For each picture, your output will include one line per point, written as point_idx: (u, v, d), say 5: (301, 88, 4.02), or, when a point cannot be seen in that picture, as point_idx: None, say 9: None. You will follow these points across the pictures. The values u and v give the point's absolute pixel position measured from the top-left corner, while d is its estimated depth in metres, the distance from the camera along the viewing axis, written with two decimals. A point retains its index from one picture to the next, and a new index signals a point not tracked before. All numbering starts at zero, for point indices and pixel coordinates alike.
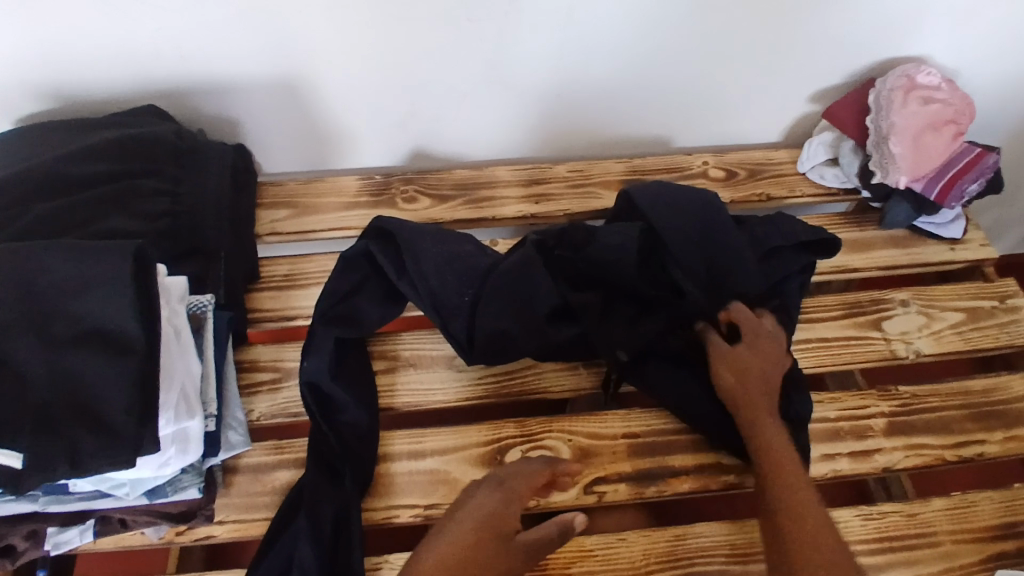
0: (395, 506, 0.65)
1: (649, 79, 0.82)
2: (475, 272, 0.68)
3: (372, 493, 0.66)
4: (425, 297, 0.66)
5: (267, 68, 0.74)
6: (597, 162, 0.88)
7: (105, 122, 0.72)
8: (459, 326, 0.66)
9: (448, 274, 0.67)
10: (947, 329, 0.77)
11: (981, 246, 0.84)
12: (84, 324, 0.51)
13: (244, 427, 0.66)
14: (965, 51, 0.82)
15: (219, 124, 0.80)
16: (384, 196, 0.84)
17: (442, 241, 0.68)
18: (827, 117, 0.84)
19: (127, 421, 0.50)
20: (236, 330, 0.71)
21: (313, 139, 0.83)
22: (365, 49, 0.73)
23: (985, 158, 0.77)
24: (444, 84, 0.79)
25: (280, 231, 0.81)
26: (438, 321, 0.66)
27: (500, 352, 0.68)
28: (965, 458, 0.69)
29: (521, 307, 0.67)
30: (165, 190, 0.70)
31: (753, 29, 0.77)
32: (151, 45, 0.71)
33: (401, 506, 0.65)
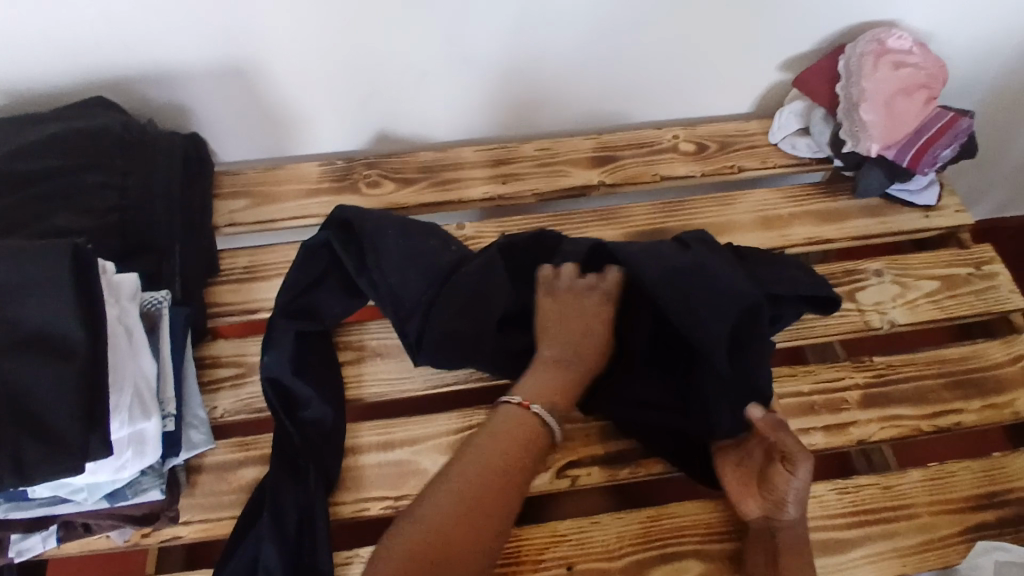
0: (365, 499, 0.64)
1: (612, 52, 0.79)
2: (437, 271, 0.66)
3: (341, 487, 0.64)
4: (384, 295, 0.65)
5: (215, 54, 0.72)
6: (564, 139, 0.86)
7: (47, 117, 0.70)
8: (414, 326, 0.65)
9: (414, 272, 0.65)
10: (922, 298, 0.76)
11: (957, 212, 0.82)
12: (22, 330, 0.49)
13: (207, 425, 0.64)
14: (935, 12, 0.80)
15: (170, 114, 0.78)
16: (347, 182, 0.81)
17: (410, 237, 0.66)
18: (798, 85, 0.82)
19: (73, 425, 0.48)
20: (196, 326, 0.69)
21: (270, 126, 0.81)
22: (315, 31, 0.71)
23: (958, 122, 0.75)
24: (401, 65, 0.76)
25: (239, 221, 0.78)
26: (394, 320, 0.64)
27: (449, 354, 0.65)
28: (942, 428, 0.68)
29: (476, 311, 0.65)
30: (113, 184, 0.67)
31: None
32: (90, 34, 0.68)
33: (371, 499, 0.64)
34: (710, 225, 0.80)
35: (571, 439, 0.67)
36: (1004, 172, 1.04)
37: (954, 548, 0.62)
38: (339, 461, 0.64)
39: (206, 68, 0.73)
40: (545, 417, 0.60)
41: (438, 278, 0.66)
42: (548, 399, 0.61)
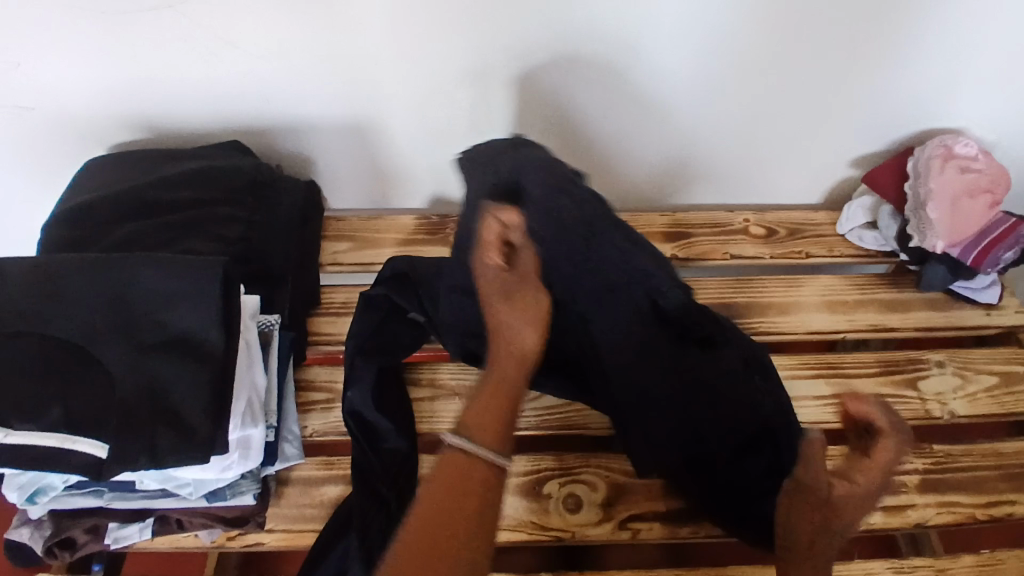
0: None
1: (693, 138, 0.87)
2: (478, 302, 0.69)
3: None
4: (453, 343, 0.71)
5: (342, 112, 0.81)
6: (640, 214, 0.93)
7: (190, 154, 0.79)
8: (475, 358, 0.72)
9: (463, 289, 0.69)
10: (982, 392, 0.78)
11: (1018, 313, 0.85)
12: (170, 331, 0.56)
13: (299, 441, 0.70)
14: (1001, 125, 0.86)
15: (293, 161, 0.87)
16: (439, 234, 0.89)
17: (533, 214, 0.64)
18: (866, 181, 0.87)
19: (204, 420, 0.55)
20: (297, 351, 0.76)
21: (377, 178, 0.89)
22: (430, 98, 0.80)
23: (1019, 227, 0.79)
24: (500, 134, 0.85)
25: (341, 262, 0.86)
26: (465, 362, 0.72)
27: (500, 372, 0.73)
28: (998, 519, 0.69)
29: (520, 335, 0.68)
30: (242, 217, 0.75)
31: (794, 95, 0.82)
32: (237, 87, 0.78)
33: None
34: (776, 304, 0.85)
35: (634, 493, 0.70)
36: None
37: None
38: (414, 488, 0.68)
39: (331, 124, 0.82)
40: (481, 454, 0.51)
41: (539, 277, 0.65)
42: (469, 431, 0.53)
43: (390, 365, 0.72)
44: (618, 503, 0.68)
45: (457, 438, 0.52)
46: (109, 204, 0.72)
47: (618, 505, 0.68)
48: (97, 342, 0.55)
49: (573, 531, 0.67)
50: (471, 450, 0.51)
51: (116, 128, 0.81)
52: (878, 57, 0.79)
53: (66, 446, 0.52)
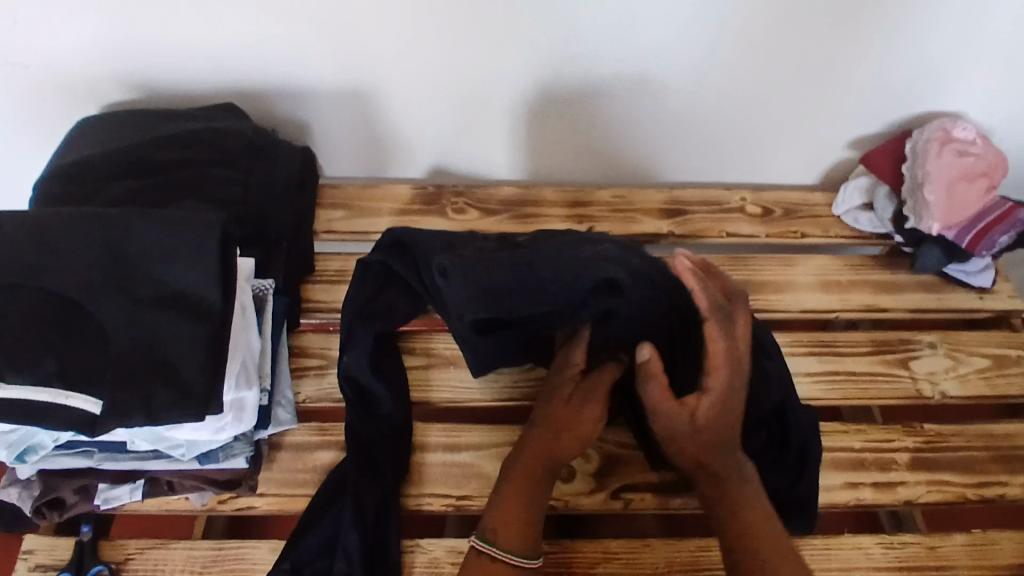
0: (428, 495, 0.68)
1: (695, 114, 0.86)
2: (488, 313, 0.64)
3: (409, 481, 0.68)
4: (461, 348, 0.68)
5: (341, 78, 0.80)
6: (638, 190, 0.92)
7: (185, 114, 0.77)
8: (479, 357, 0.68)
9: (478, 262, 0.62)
10: (973, 373, 0.79)
11: (1010, 298, 0.86)
12: (166, 288, 0.56)
13: (293, 406, 0.69)
14: (1001, 110, 0.86)
15: (288, 125, 0.86)
16: (435, 205, 0.88)
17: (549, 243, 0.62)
18: (863, 163, 0.87)
19: (201, 376, 0.54)
20: (290, 316, 0.75)
21: (374, 146, 0.88)
22: (431, 66, 0.79)
23: (1016, 211, 0.79)
24: (500, 105, 0.84)
25: (335, 230, 0.85)
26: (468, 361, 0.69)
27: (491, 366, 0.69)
28: (986, 498, 0.70)
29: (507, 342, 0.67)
30: (237, 180, 0.74)
31: (797, 74, 0.82)
32: (234, 48, 0.76)
33: (432, 495, 0.68)
34: (771, 282, 0.85)
35: (627, 463, 0.70)
36: None
37: None
38: (406, 456, 0.69)
39: (328, 88, 0.81)
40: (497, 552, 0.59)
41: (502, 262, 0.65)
42: (494, 523, 0.61)
43: (387, 332, 0.71)
44: (610, 474, 0.69)
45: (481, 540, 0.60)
46: (103, 161, 0.71)
47: (611, 475, 0.68)
48: (89, 299, 0.54)
49: (566, 500, 0.67)
50: (501, 558, 0.59)
51: (106, 86, 0.79)
52: (882, 38, 0.79)
53: (58, 401, 0.51)
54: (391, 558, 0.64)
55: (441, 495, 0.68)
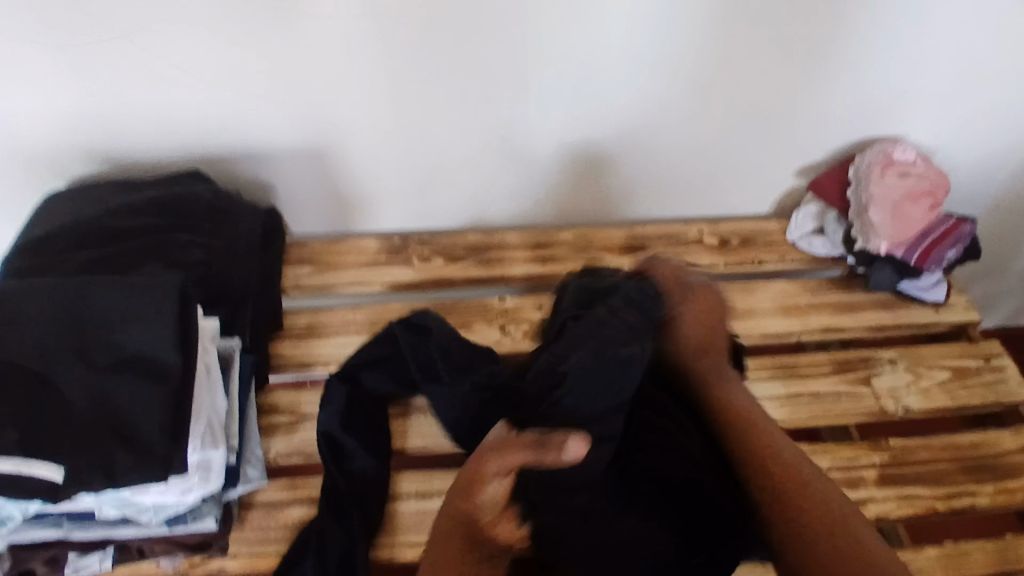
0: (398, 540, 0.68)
1: (648, 150, 0.89)
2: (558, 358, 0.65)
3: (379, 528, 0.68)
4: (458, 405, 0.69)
5: (303, 139, 0.83)
6: (598, 229, 0.95)
7: (150, 183, 0.79)
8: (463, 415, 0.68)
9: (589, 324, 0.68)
10: (935, 386, 0.80)
11: (965, 310, 0.88)
12: (126, 352, 0.57)
13: (262, 463, 0.70)
14: (938, 131, 0.90)
15: (253, 188, 0.88)
16: (401, 255, 0.90)
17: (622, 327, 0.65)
18: (813, 188, 0.91)
19: (161, 438, 0.55)
20: (259, 373, 0.76)
21: (340, 203, 0.91)
22: (388, 122, 0.82)
23: (960, 227, 0.83)
24: (458, 156, 0.87)
25: (303, 286, 0.87)
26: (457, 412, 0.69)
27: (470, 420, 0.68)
28: (957, 509, 0.71)
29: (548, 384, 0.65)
30: (200, 242, 0.75)
31: (741, 108, 0.86)
32: (197, 117, 0.79)
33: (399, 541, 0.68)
34: (732, 310, 0.87)
35: None
36: (1015, 278, 1.11)
37: None
38: (383, 512, 0.69)
39: (291, 149, 0.84)
40: None
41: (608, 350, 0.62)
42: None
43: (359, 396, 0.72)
44: None
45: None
46: (69, 233, 0.73)
47: None
48: (53, 364, 0.56)
49: None
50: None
51: (73, 160, 0.82)
52: (818, 68, 0.83)
53: (20, 470, 0.51)
54: None
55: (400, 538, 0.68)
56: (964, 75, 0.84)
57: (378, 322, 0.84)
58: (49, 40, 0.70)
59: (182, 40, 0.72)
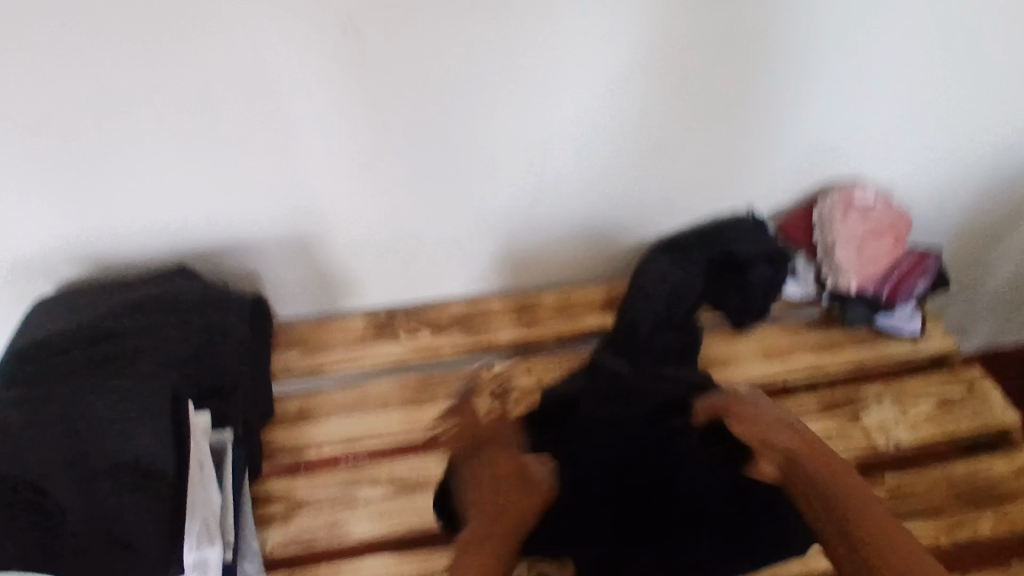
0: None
1: (611, 207, 0.90)
2: None
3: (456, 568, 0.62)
4: None
5: (284, 225, 0.84)
6: (580, 287, 0.96)
7: (142, 282, 0.81)
8: None
9: None
10: (920, 417, 0.82)
11: (941, 338, 0.90)
12: (122, 458, 0.57)
13: (258, 558, 0.71)
14: (895, 170, 0.92)
15: (237, 276, 0.89)
16: (387, 330, 0.91)
17: None
18: (781, 233, 0.92)
19: (159, 542, 0.56)
20: (252, 463, 0.77)
21: (323, 283, 0.91)
22: (367, 202, 0.84)
23: (925, 261, 0.88)
24: (437, 226, 0.88)
25: (292, 369, 0.88)
26: None
27: None
28: (956, 542, 0.72)
29: None
30: (190, 337, 0.75)
31: (697, 149, 0.86)
32: (180, 216, 0.81)
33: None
34: (715, 359, 0.89)
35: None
36: (989, 300, 1.13)
37: None
38: None
39: (272, 236, 0.85)
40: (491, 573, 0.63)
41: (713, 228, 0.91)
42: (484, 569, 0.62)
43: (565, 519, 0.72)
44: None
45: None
46: (62, 338, 0.74)
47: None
48: (54, 476, 0.56)
49: None
50: None
51: (63, 264, 0.83)
52: (758, 109, 0.83)
53: None
54: None
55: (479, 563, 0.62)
56: (923, 116, 0.87)
57: (368, 398, 0.84)
58: (53, 154, 0.74)
59: (180, 152, 0.76)
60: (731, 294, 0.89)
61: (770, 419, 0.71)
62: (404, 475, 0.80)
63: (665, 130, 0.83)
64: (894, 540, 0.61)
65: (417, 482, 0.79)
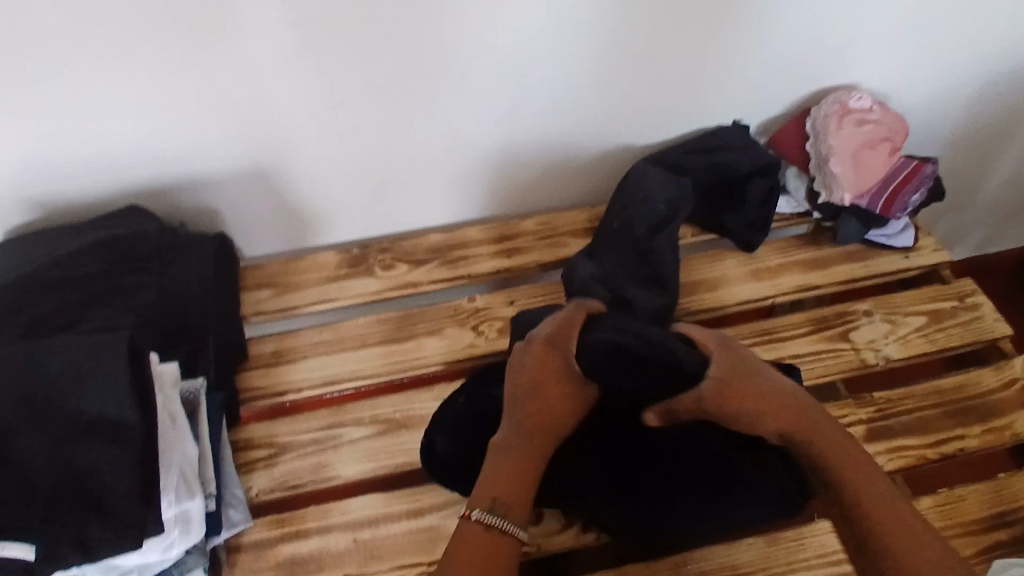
0: (505, 496, 0.61)
1: (593, 127, 0.85)
2: None
3: (490, 483, 0.61)
4: None
5: (243, 158, 0.78)
6: (561, 213, 0.92)
7: (93, 224, 0.75)
8: None
9: None
10: (912, 333, 0.80)
11: (934, 251, 0.88)
12: (85, 416, 0.54)
13: (244, 504, 0.68)
14: (891, 76, 0.87)
15: (198, 215, 0.84)
16: (362, 266, 0.87)
17: None
18: (773, 146, 0.88)
19: (132, 501, 0.53)
20: (229, 410, 0.74)
21: (291, 219, 0.86)
22: (331, 131, 0.78)
23: (923, 168, 0.83)
24: (408, 154, 0.82)
25: (264, 311, 0.84)
26: None
27: None
28: (947, 455, 0.72)
29: None
30: (151, 282, 0.73)
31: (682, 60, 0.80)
32: (129, 152, 0.75)
33: (510, 501, 0.60)
34: (704, 281, 0.86)
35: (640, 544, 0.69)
36: (977, 211, 1.11)
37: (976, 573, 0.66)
38: (408, 531, 0.69)
39: (230, 170, 0.79)
40: (504, 526, 0.59)
41: (700, 138, 0.86)
42: (496, 498, 0.60)
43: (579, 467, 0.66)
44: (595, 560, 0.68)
45: (491, 517, 0.59)
46: (11, 289, 0.69)
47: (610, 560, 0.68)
48: (15, 436, 0.53)
49: (537, 542, 0.69)
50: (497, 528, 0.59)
51: (7, 210, 0.77)
52: (746, 17, 0.77)
53: None
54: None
55: (510, 474, 0.62)
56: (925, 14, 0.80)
57: (346, 338, 0.81)
58: None
59: (127, 92, 0.70)
60: (724, 214, 0.86)
61: (779, 390, 0.64)
62: (389, 413, 0.76)
63: (648, 41, 0.77)
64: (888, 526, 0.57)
65: (401, 419, 0.76)
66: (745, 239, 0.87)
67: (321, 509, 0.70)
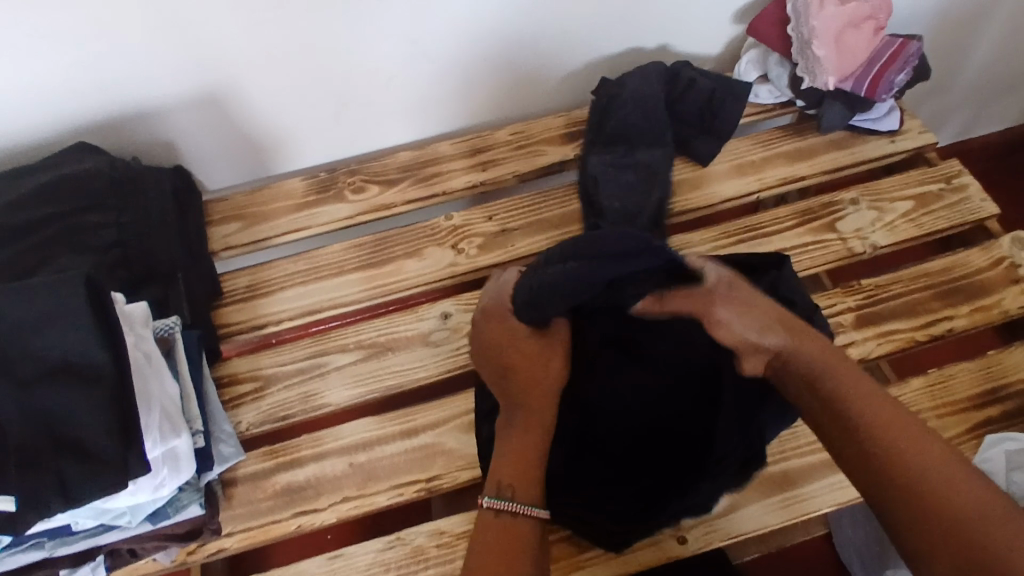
0: (513, 478, 0.60)
1: (562, 25, 0.79)
2: None
3: (497, 467, 0.61)
4: None
5: (188, 83, 0.73)
6: (534, 120, 0.88)
7: (36, 166, 0.71)
8: None
9: None
10: (899, 218, 0.79)
11: (920, 133, 0.86)
12: (51, 360, 0.52)
13: (235, 437, 0.67)
14: None
15: (151, 149, 0.79)
16: (331, 191, 0.83)
17: None
18: (751, 34, 0.83)
19: (111, 445, 0.51)
20: (208, 347, 0.72)
21: (248, 148, 0.82)
22: (279, 50, 0.72)
23: (907, 46, 0.79)
24: (367, 67, 0.77)
25: (234, 244, 0.80)
26: None
27: None
28: (935, 336, 0.72)
29: None
30: (108, 221, 0.69)
31: None
32: (61, 86, 0.69)
33: (518, 482, 0.60)
34: (688, 180, 0.83)
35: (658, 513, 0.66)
36: (961, 91, 1.08)
37: (964, 447, 0.68)
38: (403, 451, 0.69)
39: (177, 97, 0.74)
40: (518, 508, 0.58)
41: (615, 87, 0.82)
42: (511, 480, 0.60)
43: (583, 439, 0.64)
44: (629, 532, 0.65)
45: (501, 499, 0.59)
46: None
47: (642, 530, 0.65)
48: None
49: None
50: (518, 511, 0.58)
51: None
52: None
53: None
54: (401, 548, 0.65)
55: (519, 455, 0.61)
56: None
57: (322, 266, 0.79)
58: None
59: (48, 17, 0.63)
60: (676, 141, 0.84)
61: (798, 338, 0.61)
62: (372, 338, 0.75)
63: None
64: (892, 440, 0.54)
65: (386, 343, 0.74)
66: (709, 152, 0.82)
67: (314, 437, 0.70)
